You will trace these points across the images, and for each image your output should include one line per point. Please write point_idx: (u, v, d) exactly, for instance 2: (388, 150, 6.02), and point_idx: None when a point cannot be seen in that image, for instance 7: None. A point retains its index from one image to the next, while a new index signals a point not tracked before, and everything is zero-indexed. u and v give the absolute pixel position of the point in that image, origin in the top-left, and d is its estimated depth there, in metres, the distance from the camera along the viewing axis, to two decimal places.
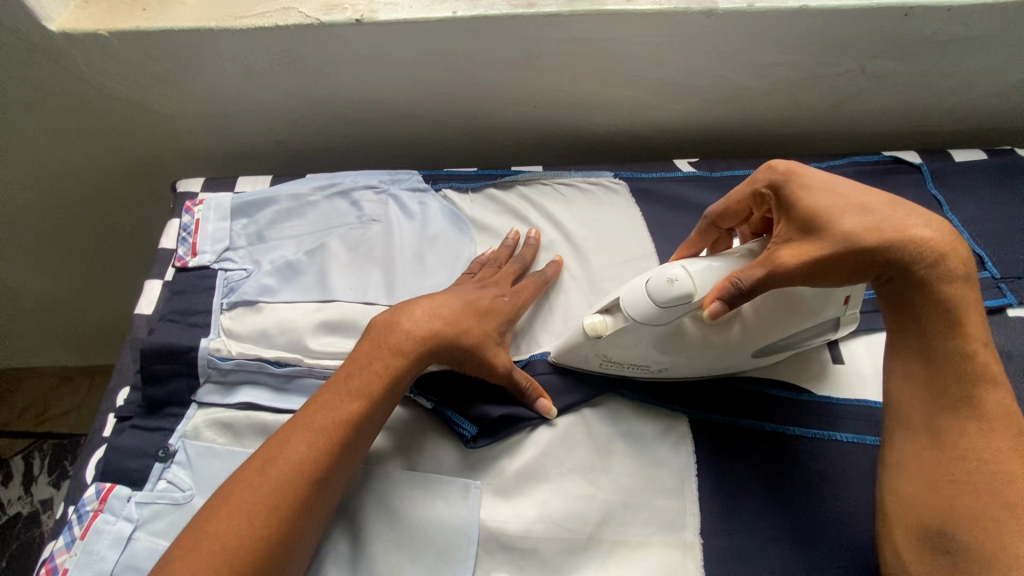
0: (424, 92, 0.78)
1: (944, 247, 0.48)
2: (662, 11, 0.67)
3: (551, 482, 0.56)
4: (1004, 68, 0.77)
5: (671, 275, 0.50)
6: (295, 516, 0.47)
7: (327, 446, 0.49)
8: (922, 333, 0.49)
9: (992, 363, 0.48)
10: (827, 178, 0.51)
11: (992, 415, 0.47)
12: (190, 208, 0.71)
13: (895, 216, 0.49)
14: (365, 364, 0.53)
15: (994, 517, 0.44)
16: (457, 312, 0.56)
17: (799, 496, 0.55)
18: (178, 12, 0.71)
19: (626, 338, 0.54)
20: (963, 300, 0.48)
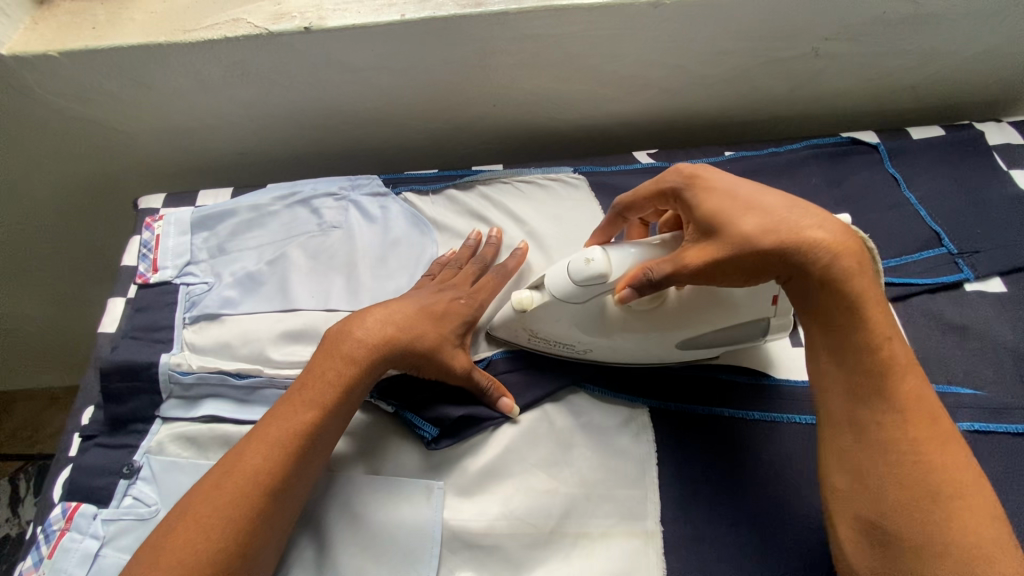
0: (381, 97, 0.79)
1: (837, 244, 0.49)
2: (608, 4, 0.67)
3: (513, 478, 0.56)
4: (956, 44, 0.77)
5: (589, 255, 0.53)
6: (247, 536, 0.47)
7: (278, 459, 0.49)
8: (835, 329, 0.49)
9: (903, 351, 0.49)
10: (725, 181, 0.52)
11: (909, 405, 0.47)
12: (150, 224, 0.72)
13: (792, 215, 0.49)
14: (313, 380, 0.53)
15: (924, 509, 0.44)
16: (411, 318, 0.56)
17: (759, 480, 0.56)
18: (127, 29, 0.70)
19: (548, 316, 0.56)
20: (868, 293, 0.48)
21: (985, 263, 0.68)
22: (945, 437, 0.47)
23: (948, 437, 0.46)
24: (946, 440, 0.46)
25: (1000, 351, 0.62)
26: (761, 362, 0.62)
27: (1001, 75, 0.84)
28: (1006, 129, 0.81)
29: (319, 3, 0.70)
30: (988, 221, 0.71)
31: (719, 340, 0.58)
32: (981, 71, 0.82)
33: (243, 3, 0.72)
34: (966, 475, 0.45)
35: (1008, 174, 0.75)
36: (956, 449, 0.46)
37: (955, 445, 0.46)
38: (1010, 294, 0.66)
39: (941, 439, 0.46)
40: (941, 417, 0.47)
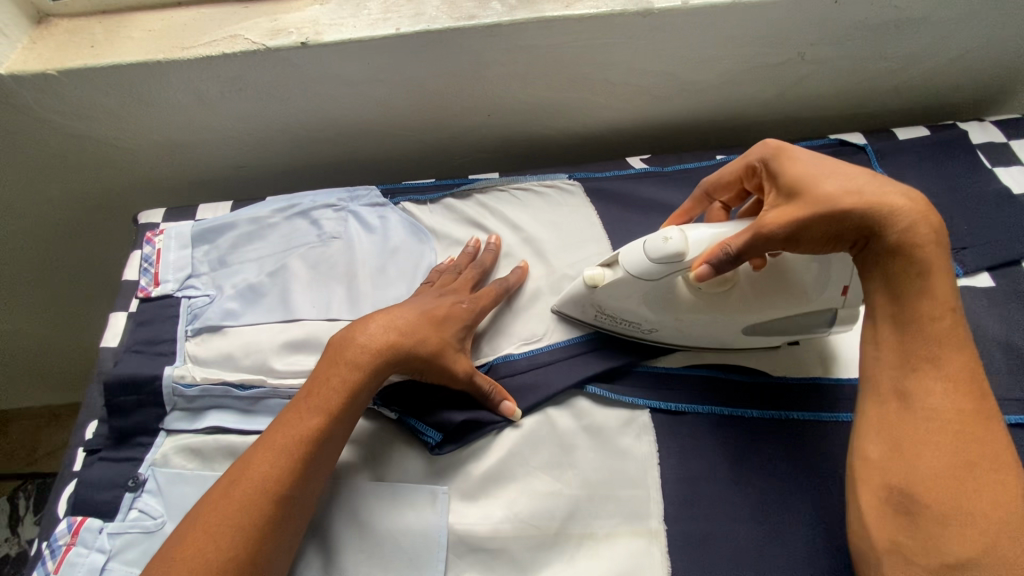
0: (378, 109, 0.80)
1: (916, 214, 0.48)
2: (599, 14, 0.69)
3: (517, 482, 0.57)
4: (938, 47, 0.80)
5: (665, 235, 0.53)
6: (263, 531, 0.48)
7: (284, 466, 0.50)
8: (896, 295, 0.49)
9: (961, 324, 0.48)
10: (814, 152, 0.53)
11: (959, 377, 0.46)
12: (150, 239, 0.72)
13: (876, 185, 0.50)
14: (324, 381, 0.54)
15: (956, 479, 0.44)
16: (412, 323, 0.57)
17: (760, 476, 0.56)
18: (126, 47, 0.72)
19: (619, 291, 0.57)
20: (933, 263, 0.48)
21: (973, 259, 0.69)
22: (991, 414, 0.46)
23: (992, 415, 0.46)
24: (990, 416, 0.46)
25: (991, 344, 0.64)
26: (758, 361, 0.63)
27: (982, 76, 0.86)
28: (989, 128, 0.83)
29: (315, 18, 0.72)
30: (974, 218, 0.73)
31: (788, 328, 0.59)
32: (963, 72, 0.85)
33: (240, 20, 0.73)
34: (1004, 451, 0.45)
35: (992, 171, 0.77)
36: (997, 427, 0.46)
37: (996, 422, 0.46)
38: (998, 288, 0.68)
39: (984, 414, 0.46)
40: (988, 395, 0.47)
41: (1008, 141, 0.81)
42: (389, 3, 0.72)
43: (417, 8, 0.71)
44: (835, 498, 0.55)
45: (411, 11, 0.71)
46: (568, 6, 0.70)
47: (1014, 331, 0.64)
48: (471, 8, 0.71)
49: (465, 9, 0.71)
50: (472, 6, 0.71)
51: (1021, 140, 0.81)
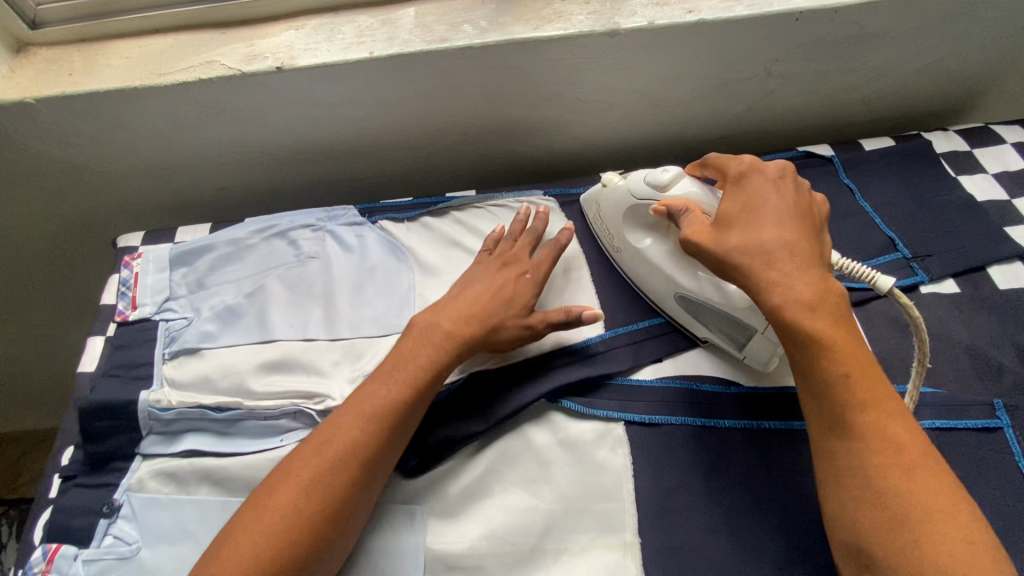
0: (354, 130, 0.81)
1: (792, 283, 0.52)
2: (567, 36, 0.71)
3: (494, 498, 0.57)
4: (899, 60, 0.82)
5: (668, 169, 0.64)
6: (349, 490, 0.51)
7: (374, 437, 0.53)
8: (798, 364, 0.52)
9: (865, 382, 0.49)
10: (762, 194, 0.58)
11: (870, 434, 0.48)
12: (128, 262, 0.73)
13: (765, 252, 0.54)
14: (410, 359, 0.57)
15: (893, 534, 0.44)
16: (488, 306, 0.61)
17: (732, 486, 0.57)
18: (103, 75, 0.73)
19: (616, 196, 0.69)
20: (821, 330, 0.50)
21: (938, 265, 0.71)
22: (918, 461, 0.46)
23: (918, 464, 0.46)
24: (915, 466, 0.46)
25: (956, 349, 0.65)
26: (730, 371, 0.64)
27: (945, 87, 0.88)
28: (953, 137, 0.85)
29: (290, 43, 0.73)
30: (939, 226, 0.74)
31: (716, 322, 0.64)
32: (926, 83, 0.87)
33: (216, 46, 0.74)
34: (939, 500, 0.45)
35: (955, 179, 0.79)
36: (926, 473, 0.46)
37: (924, 468, 0.46)
38: (963, 294, 0.69)
39: (908, 465, 0.46)
40: (911, 446, 0.47)
41: (971, 150, 0.83)
42: (363, 27, 0.74)
43: (391, 32, 0.73)
44: (807, 506, 0.56)
45: (384, 35, 0.73)
46: (538, 28, 0.72)
47: (979, 335, 0.66)
48: (443, 32, 0.72)
49: (438, 32, 0.73)
50: (445, 29, 0.73)
51: (983, 148, 0.83)
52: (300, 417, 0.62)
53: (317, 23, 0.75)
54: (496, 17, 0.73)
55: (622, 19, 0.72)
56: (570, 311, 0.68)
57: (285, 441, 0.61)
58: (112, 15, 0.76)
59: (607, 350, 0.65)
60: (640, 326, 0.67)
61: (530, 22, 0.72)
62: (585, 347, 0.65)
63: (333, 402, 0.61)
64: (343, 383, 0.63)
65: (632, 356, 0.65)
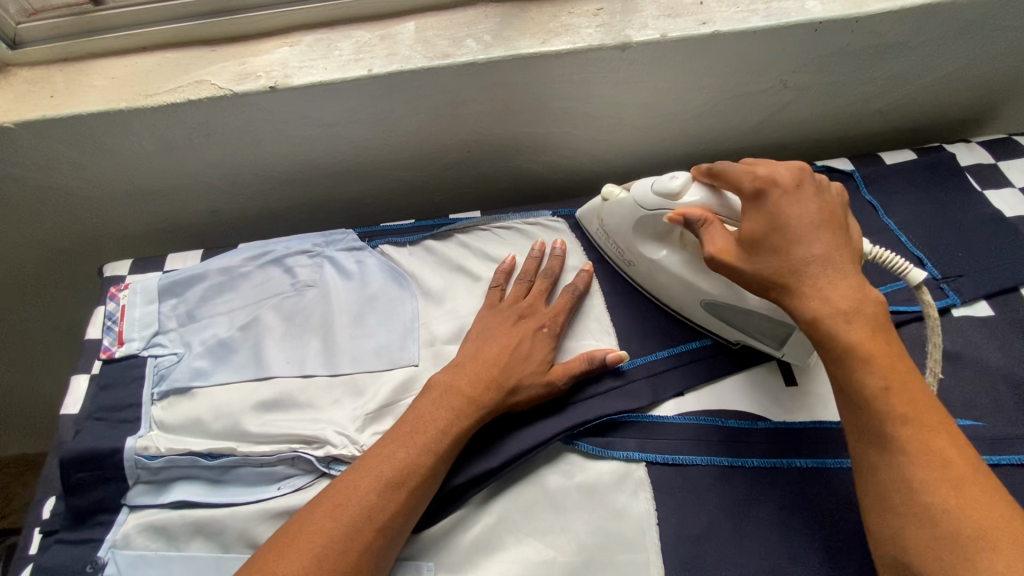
0: (352, 150, 0.77)
1: (821, 290, 0.49)
2: (576, 50, 0.68)
3: (507, 550, 0.53)
4: (920, 70, 0.79)
5: (677, 174, 0.61)
6: (365, 560, 0.48)
7: (384, 503, 0.49)
8: (833, 375, 0.48)
9: (908, 393, 0.45)
10: (789, 202, 0.53)
11: (913, 447, 0.44)
12: (114, 294, 0.68)
13: (792, 256, 0.50)
14: (428, 421, 0.54)
15: (941, 555, 0.40)
16: (504, 364, 0.59)
17: (764, 532, 0.53)
18: (86, 96, 0.69)
19: (621, 210, 0.66)
20: (859, 339, 0.47)
21: (970, 286, 0.67)
22: (966, 477, 0.42)
23: (967, 480, 0.42)
24: (964, 482, 0.42)
25: (994, 377, 0.61)
26: (757, 404, 0.60)
27: (966, 96, 0.85)
28: (976, 149, 0.82)
29: (284, 61, 0.69)
30: (968, 244, 0.71)
31: (744, 323, 0.61)
32: (947, 93, 0.84)
33: (205, 65, 0.70)
34: (991, 519, 0.41)
35: (982, 194, 0.76)
36: (976, 488, 0.42)
37: (975, 484, 0.42)
38: (997, 317, 0.66)
39: (958, 482, 0.42)
40: (958, 461, 0.43)
41: (995, 162, 0.80)
42: (361, 43, 0.70)
43: (390, 48, 0.69)
44: (844, 554, 0.52)
45: (383, 51, 0.69)
46: (544, 42, 0.68)
47: (1017, 362, 0.62)
48: (445, 47, 0.69)
49: (439, 47, 0.69)
50: (447, 45, 0.69)
51: (1008, 160, 0.80)
52: (298, 463, 0.58)
53: (312, 39, 0.72)
54: (501, 31, 0.70)
55: (633, 32, 0.68)
56: (584, 341, 0.65)
57: (283, 489, 0.57)
58: (96, 32, 0.73)
59: (623, 384, 0.61)
60: (659, 356, 0.63)
61: (536, 35, 0.69)
62: (599, 382, 0.61)
63: (333, 446, 0.57)
64: (343, 424, 0.59)
65: (652, 390, 0.61)
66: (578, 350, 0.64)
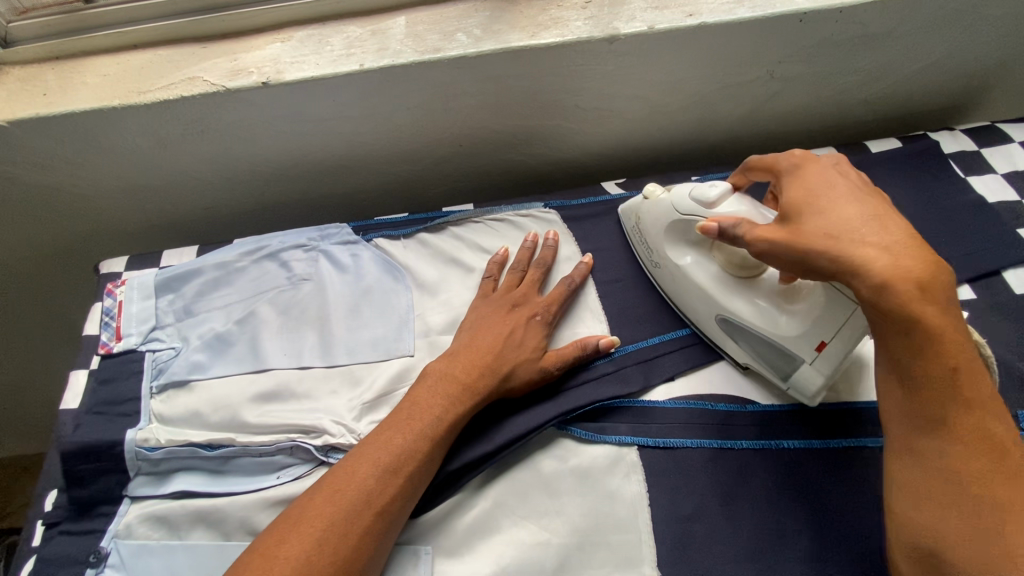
0: (346, 145, 0.78)
1: (894, 262, 0.46)
2: (564, 43, 0.69)
3: (503, 533, 0.55)
4: (906, 60, 0.80)
5: (716, 184, 0.60)
6: (362, 543, 0.49)
7: (384, 488, 0.51)
8: (899, 350, 0.46)
9: (970, 377, 0.45)
10: (833, 180, 0.53)
11: (971, 432, 0.44)
12: (111, 290, 0.69)
13: (857, 228, 0.48)
14: (424, 409, 0.55)
15: (991, 540, 0.42)
16: (499, 351, 0.60)
17: (753, 511, 0.55)
18: (79, 94, 0.69)
19: (658, 209, 0.66)
20: (931, 315, 0.45)
21: (954, 271, 0.69)
22: (1016, 465, 0.44)
23: (1015, 468, 0.43)
24: (1013, 469, 0.43)
25: None
26: (745, 389, 0.62)
27: (951, 85, 0.86)
28: (960, 137, 0.83)
29: (276, 57, 0.70)
30: (952, 230, 0.72)
31: (756, 347, 0.60)
32: (932, 82, 0.85)
33: (198, 61, 0.71)
34: None
35: (965, 181, 0.78)
36: (1023, 475, 0.44)
37: (1022, 472, 0.44)
38: (980, 300, 0.67)
39: (1007, 467, 0.43)
40: (1008, 450, 0.44)
41: (979, 150, 0.81)
42: (352, 38, 0.71)
43: (381, 42, 0.70)
44: (830, 530, 0.53)
45: (375, 46, 0.70)
46: (534, 35, 0.69)
47: (998, 343, 0.64)
48: (436, 41, 0.70)
49: (429, 41, 0.70)
50: (438, 39, 0.70)
51: (991, 147, 0.81)
52: (296, 452, 0.59)
53: (304, 34, 0.72)
54: (491, 24, 0.71)
55: (622, 24, 0.69)
56: (577, 329, 0.66)
57: (282, 478, 0.58)
58: (87, 30, 0.73)
59: (616, 370, 0.62)
60: (650, 343, 0.64)
61: (526, 28, 0.70)
62: (592, 367, 0.62)
63: (331, 435, 0.58)
64: (341, 413, 0.60)
65: (643, 376, 0.62)
66: (571, 338, 0.65)
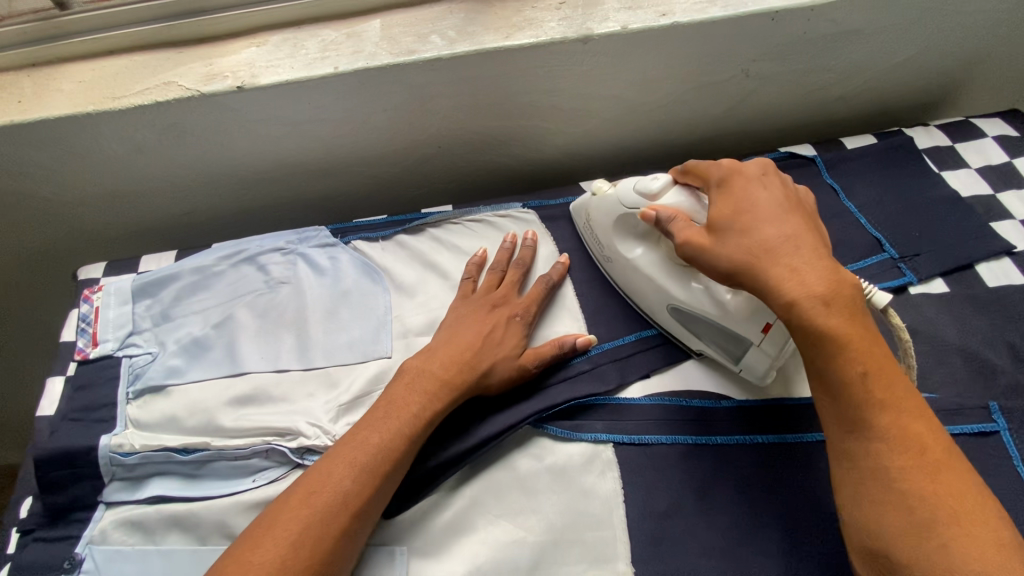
0: (324, 148, 0.78)
1: (794, 278, 0.49)
2: (539, 44, 0.69)
3: (478, 533, 0.55)
4: (879, 57, 0.81)
5: (658, 176, 0.62)
6: (339, 544, 0.49)
7: (359, 489, 0.51)
8: (813, 360, 0.49)
9: (884, 380, 0.46)
10: (754, 193, 0.55)
11: (894, 433, 0.45)
12: (88, 296, 0.69)
13: (768, 245, 0.51)
14: (401, 408, 0.55)
15: (917, 538, 0.42)
16: (478, 349, 0.60)
17: (726, 504, 0.55)
18: (53, 100, 0.69)
19: (605, 204, 0.67)
20: (834, 326, 0.47)
21: (927, 265, 0.69)
22: (943, 460, 0.44)
23: (943, 465, 0.44)
24: (942, 466, 0.44)
25: (950, 352, 0.63)
26: (720, 385, 0.62)
27: (924, 80, 0.87)
28: (934, 132, 0.84)
29: (251, 61, 0.70)
30: (925, 224, 0.73)
31: (708, 331, 0.61)
32: (906, 78, 0.86)
33: (175, 66, 0.71)
34: (966, 500, 0.42)
35: (938, 176, 0.78)
36: (953, 470, 0.44)
37: (949, 469, 0.44)
38: (951, 294, 0.68)
39: (934, 465, 0.44)
40: (935, 448, 0.44)
41: (953, 144, 0.82)
42: (328, 41, 0.71)
43: (357, 45, 0.70)
44: (802, 525, 0.54)
45: (350, 48, 0.70)
46: (508, 36, 0.69)
47: (970, 336, 0.64)
48: (411, 43, 0.70)
49: (404, 44, 0.70)
50: (412, 41, 0.70)
51: (965, 142, 0.82)
52: (272, 455, 0.58)
53: (279, 38, 0.72)
54: (465, 26, 0.71)
55: (595, 24, 0.70)
56: (554, 328, 0.66)
57: (258, 481, 0.57)
58: (62, 36, 0.73)
59: (593, 368, 0.62)
60: (626, 341, 0.65)
61: (500, 30, 0.70)
62: (570, 366, 0.62)
63: (306, 437, 0.58)
64: (317, 415, 0.60)
65: (619, 373, 0.62)
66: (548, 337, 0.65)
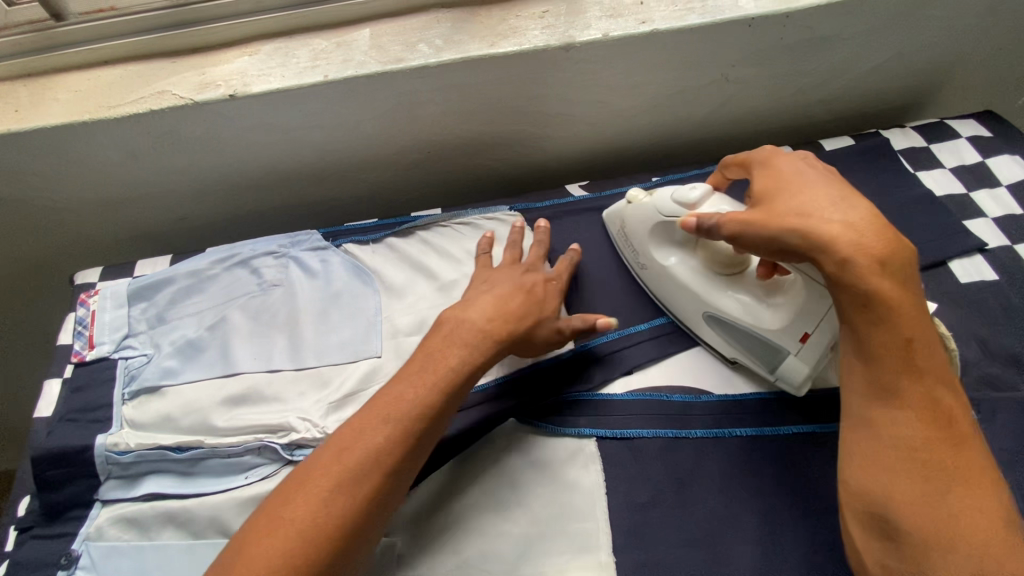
0: (315, 154, 0.80)
1: (851, 238, 0.48)
2: (522, 52, 0.71)
3: (465, 526, 0.56)
4: (855, 61, 0.83)
5: (697, 185, 0.63)
6: (372, 503, 0.48)
7: (394, 447, 0.49)
8: (860, 323, 0.48)
9: (927, 349, 0.46)
10: (799, 168, 0.55)
11: (928, 401, 0.45)
12: (84, 300, 0.70)
13: (821, 208, 0.50)
14: (439, 361, 0.54)
15: (935, 502, 0.43)
16: (521, 303, 0.60)
17: (704, 495, 0.57)
18: (49, 110, 0.71)
19: (642, 211, 0.68)
20: (888, 289, 0.47)
21: None
22: (964, 433, 0.46)
23: (966, 438, 0.45)
24: (965, 439, 0.45)
25: None
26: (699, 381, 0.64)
27: (901, 83, 0.89)
28: (910, 133, 0.86)
29: (243, 70, 0.72)
30: (900, 222, 0.75)
31: (744, 341, 0.63)
32: (883, 81, 0.88)
33: (168, 75, 0.73)
34: (980, 473, 0.44)
35: (913, 175, 0.81)
36: (971, 444, 0.45)
37: (967, 443, 0.45)
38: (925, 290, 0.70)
39: (958, 438, 0.45)
40: (960, 422, 0.46)
41: (928, 145, 0.84)
42: (318, 50, 0.73)
43: (346, 54, 0.72)
44: (778, 514, 0.55)
45: (339, 57, 0.72)
46: (493, 44, 0.71)
47: None
48: (398, 52, 0.72)
49: (392, 52, 0.72)
50: (400, 49, 0.72)
51: (939, 143, 0.84)
52: (264, 452, 0.60)
53: (270, 48, 0.74)
54: (451, 35, 0.73)
55: (577, 32, 0.72)
56: None
57: (250, 477, 0.59)
58: (57, 47, 0.74)
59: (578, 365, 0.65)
60: (610, 337, 0.67)
61: (485, 38, 0.72)
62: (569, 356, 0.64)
63: (297, 432, 0.60)
64: (308, 413, 0.61)
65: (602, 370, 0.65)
66: None
